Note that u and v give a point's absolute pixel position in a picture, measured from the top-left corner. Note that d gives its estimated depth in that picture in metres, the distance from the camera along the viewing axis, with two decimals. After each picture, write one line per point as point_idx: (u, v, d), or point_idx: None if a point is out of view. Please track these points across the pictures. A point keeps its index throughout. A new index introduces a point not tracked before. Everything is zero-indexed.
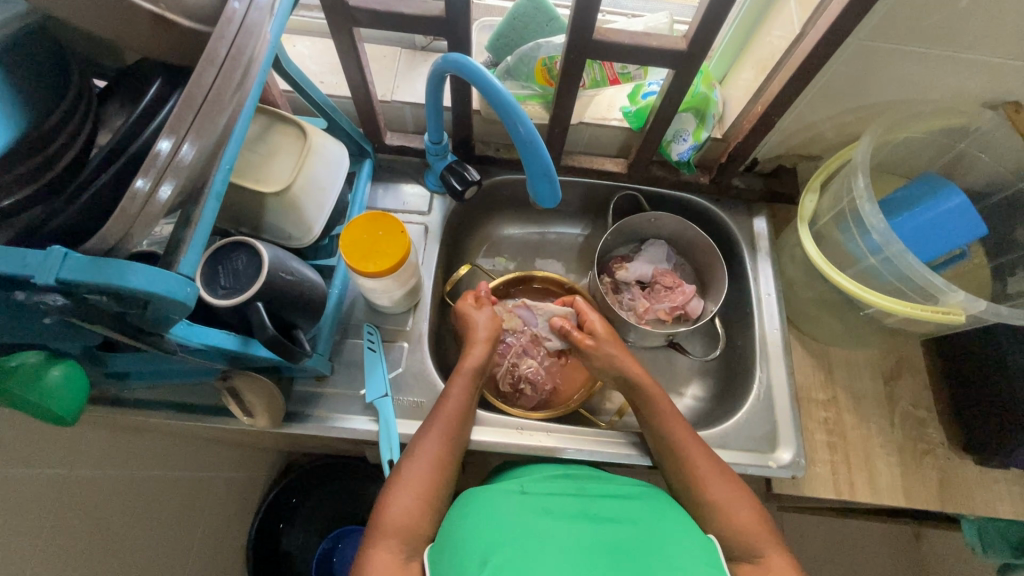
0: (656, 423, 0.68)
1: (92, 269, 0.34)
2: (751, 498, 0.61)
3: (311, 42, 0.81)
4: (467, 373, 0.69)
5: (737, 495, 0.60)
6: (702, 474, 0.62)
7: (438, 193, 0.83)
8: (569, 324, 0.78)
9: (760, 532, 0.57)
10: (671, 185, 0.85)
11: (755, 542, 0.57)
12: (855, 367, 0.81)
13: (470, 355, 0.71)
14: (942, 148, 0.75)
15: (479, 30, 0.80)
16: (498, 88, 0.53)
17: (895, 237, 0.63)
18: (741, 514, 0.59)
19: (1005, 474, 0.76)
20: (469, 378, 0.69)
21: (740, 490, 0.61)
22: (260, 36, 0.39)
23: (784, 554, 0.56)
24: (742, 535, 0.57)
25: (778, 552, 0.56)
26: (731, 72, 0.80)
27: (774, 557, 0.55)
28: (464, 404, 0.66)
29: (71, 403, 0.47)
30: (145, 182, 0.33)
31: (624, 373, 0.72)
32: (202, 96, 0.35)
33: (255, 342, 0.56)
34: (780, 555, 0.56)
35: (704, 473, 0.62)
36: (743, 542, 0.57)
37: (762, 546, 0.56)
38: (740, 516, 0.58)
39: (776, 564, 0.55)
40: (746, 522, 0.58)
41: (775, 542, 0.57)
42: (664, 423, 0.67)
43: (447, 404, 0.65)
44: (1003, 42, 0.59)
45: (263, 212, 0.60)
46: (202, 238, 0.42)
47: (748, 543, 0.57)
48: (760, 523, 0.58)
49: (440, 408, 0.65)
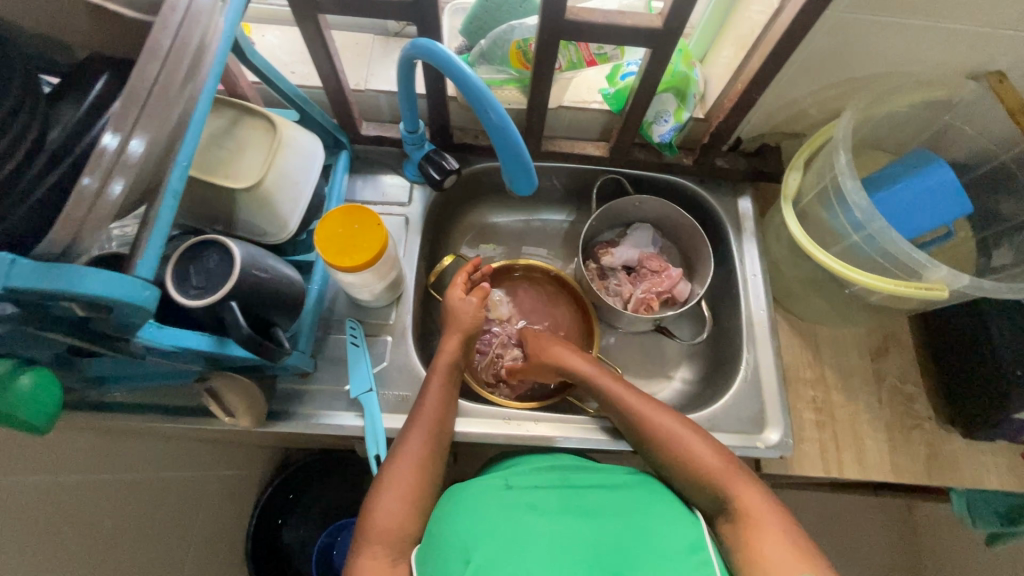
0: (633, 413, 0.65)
1: (42, 274, 0.33)
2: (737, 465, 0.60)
3: (280, 32, 0.79)
4: (443, 371, 0.68)
5: (723, 462, 0.59)
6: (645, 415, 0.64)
7: (417, 183, 0.81)
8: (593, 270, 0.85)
9: (730, 474, 0.58)
10: (654, 167, 0.84)
11: (727, 486, 0.58)
12: (842, 345, 0.81)
13: (443, 350, 0.70)
14: (926, 121, 0.74)
15: (452, 14, 0.78)
16: (466, 73, 0.52)
17: (877, 214, 0.62)
18: (703, 459, 0.60)
19: (992, 447, 0.77)
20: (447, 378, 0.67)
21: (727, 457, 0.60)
22: (208, 24, 0.37)
23: (754, 491, 0.57)
24: (711, 482, 0.59)
25: (748, 490, 0.57)
26: (712, 50, 0.78)
27: (745, 497, 0.56)
28: (446, 403, 0.65)
29: (41, 411, 0.45)
30: (92, 180, 0.32)
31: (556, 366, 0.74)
32: (147, 91, 0.33)
33: (232, 342, 0.54)
34: (748, 490, 0.57)
35: (690, 441, 0.61)
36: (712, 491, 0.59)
37: (732, 488, 0.57)
38: (705, 463, 0.60)
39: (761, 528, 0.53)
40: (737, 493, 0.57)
41: (746, 480, 0.58)
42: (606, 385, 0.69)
43: (428, 405, 0.64)
44: (984, 11, 0.58)
45: (234, 209, 0.59)
46: (161, 239, 0.40)
47: (719, 490, 0.58)
48: (726, 463, 0.60)
49: (421, 409, 0.63)
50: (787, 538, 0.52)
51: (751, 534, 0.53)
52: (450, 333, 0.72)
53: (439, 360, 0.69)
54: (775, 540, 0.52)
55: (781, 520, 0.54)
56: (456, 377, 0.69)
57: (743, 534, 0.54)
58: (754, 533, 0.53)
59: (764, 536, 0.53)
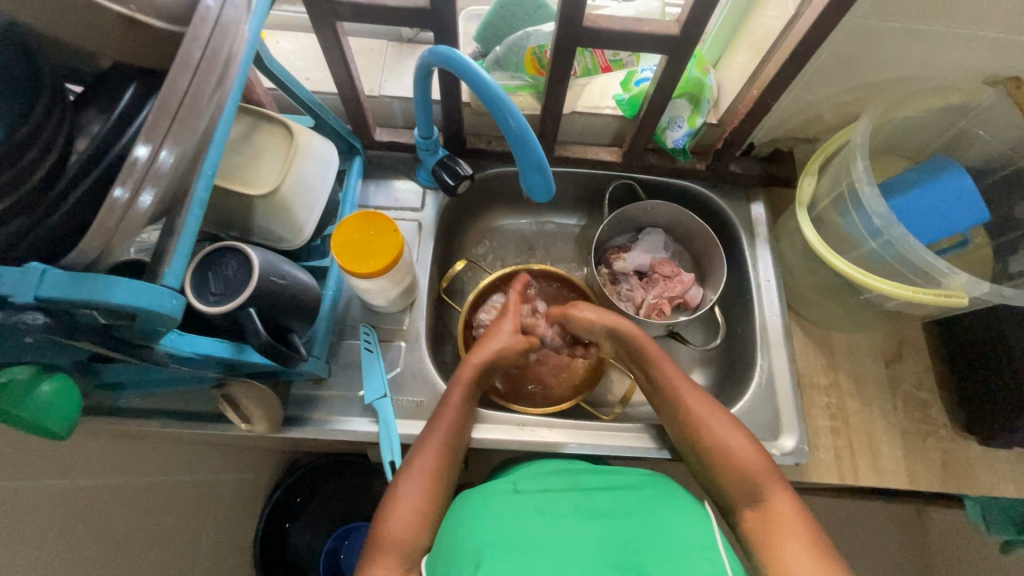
0: (676, 401, 0.65)
1: (72, 285, 0.33)
2: (771, 466, 0.59)
3: (294, 38, 0.80)
4: (466, 382, 0.68)
5: (759, 460, 0.59)
6: (688, 400, 0.64)
7: (430, 188, 0.81)
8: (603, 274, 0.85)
9: (764, 475, 0.58)
10: (666, 172, 0.84)
11: (755, 484, 0.58)
12: (856, 350, 0.81)
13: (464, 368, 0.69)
14: (942, 126, 0.73)
15: (466, 20, 0.78)
16: (485, 80, 0.52)
17: (895, 220, 0.62)
18: (740, 455, 0.59)
19: (1008, 453, 0.76)
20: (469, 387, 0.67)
21: (763, 455, 0.60)
22: (236, 34, 0.37)
23: (785, 495, 0.56)
24: (745, 478, 0.58)
25: (779, 494, 0.56)
26: (726, 55, 0.78)
27: (776, 500, 0.56)
28: (462, 413, 0.65)
29: (63, 418, 0.45)
30: (123, 191, 0.32)
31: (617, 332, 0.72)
32: (177, 102, 0.33)
33: (249, 348, 0.55)
34: (781, 493, 0.56)
35: (728, 436, 0.61)
36: (742, 487, 0.58)
37: (763, 489, 0.57)
38: (743, 459, 0.59)
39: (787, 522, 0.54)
40: (772, 497, 0.56)
41: (781, 485, 0.57)
42: (659, 366, 0.68)
43: (445, 414, 0.64)
44: (1004, 17, 0.58)
45: (251, 216, 0.59)
46: (187, 248, 0.41)
47: (749, 487, 0.58)
48: (762, 462, 0.59)
49: (440, 418, 0.64)
50: (812, 543, 0.52)
51: (773, 533, 0.54)
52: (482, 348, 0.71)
53: (466, 370, 0.68)
54: (799, 545, 0.52)
55: (807, 526, 0.54)
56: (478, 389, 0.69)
57: (763, 530, 0.55)
58: (778, 528, 0.54)
59: (789, 538, 0.53)
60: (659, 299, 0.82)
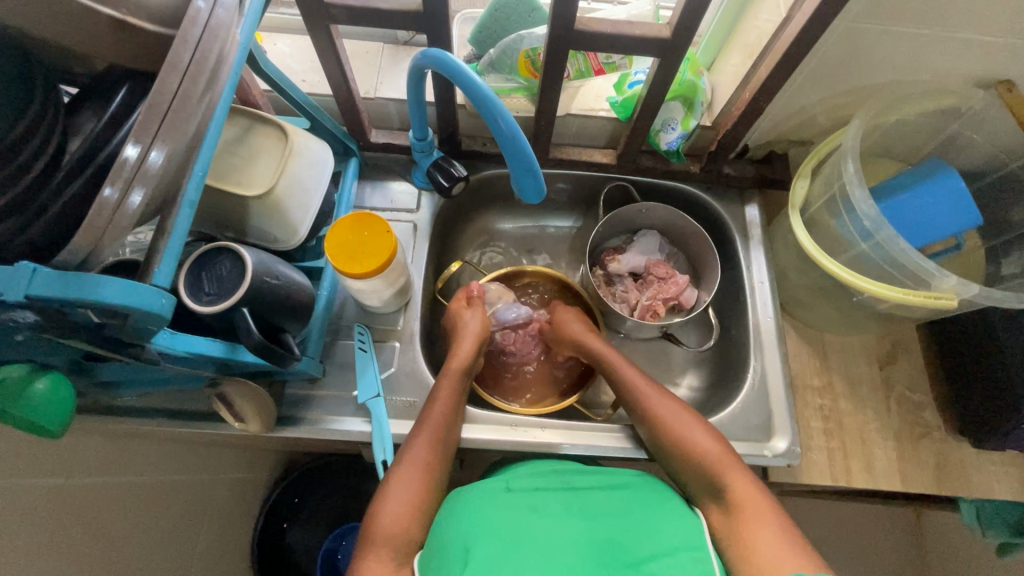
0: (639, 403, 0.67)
1: (62, 284, 0.34)
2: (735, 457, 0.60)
3: (291, 40, 0.80)
4: (454, 375, 0.69)
5: (721, 450, 0.60)
6: (645, 397, 0.66)
7: (426, 190, 0.82)
8: (599, 274, 0.86)
9: (722, 461, 0.59)
10: (661, 174, 0.84)
11: (717, 473, 0.58)
12: (850, 352, 0.81)
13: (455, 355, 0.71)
14: (934, 129, 0.74)
15: (461, 23, 0.79)
16: (475, 81, 0.53)
17: (884, 222, 0.62)
18: (700, 445, 0.60)
19: (1002, 456, 0.76)
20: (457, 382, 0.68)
21: (726, 447, 0.61)
22: (226, 37, 0.38)
23: (748, 481, 0.57)
24: (709, 470, 0.59)
25: (742, 480, 0.57)
26: (720, 58, 0.79)
27: (737, 484, 0.57)
28: (454, 408, 0.66)
29: (59, 415, 0.45)
30: (114, 191, 0.32)
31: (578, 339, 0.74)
32: (166, 104, 0.34)
33: (242, 348, 0.55)
34: (741, 478, 0.57)
35: (688, 431, 0.62)
36: (706, 477, 0.59)
37: (725, 475, 0.58)
38: (704, 452, 0.60)
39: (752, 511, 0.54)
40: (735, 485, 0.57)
41: (742, 470, 0.58)
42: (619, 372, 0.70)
43: (436, 406, 0.65)
44: (993, 21, 0.58)
45: (246, 216, 0.59)
46: (177, 248, 0.41)
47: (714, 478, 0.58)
48: (721, 450, 0.60)
49: (428, 412, 0.64)
50: (776, 527, 0.52)
51: (742, 525, 0.54)
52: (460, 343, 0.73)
53: (452, 363, 0.70)
54: (766, 530, 0.52)
55: (771, 511, 0.54)
56: (466, 385, 0.69)
57: (732, 523, 0.55)
58: (744, 519, 0.54)
59: (753, 522, 0.53)
60: (654, 300, 0.82)
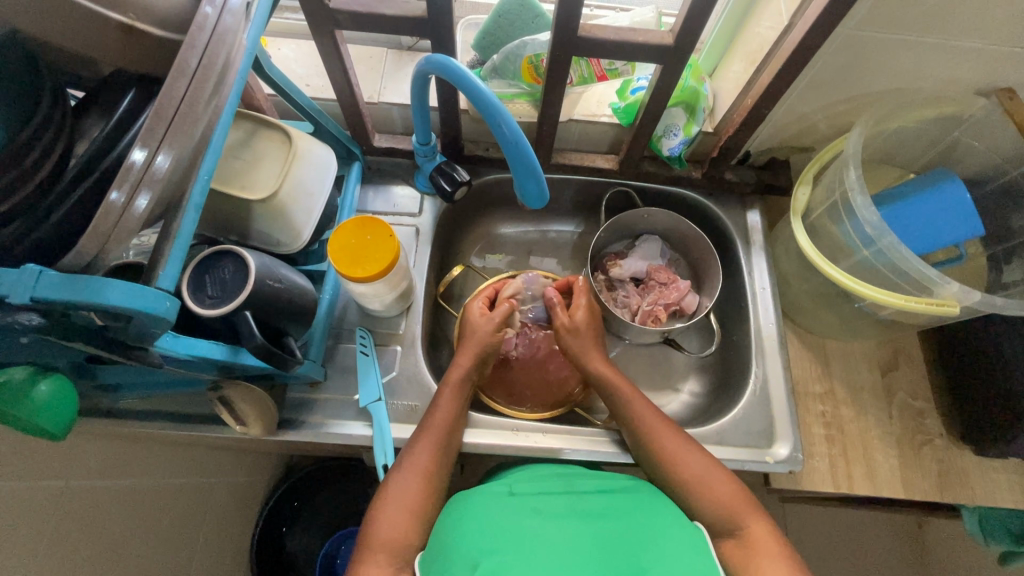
0: (653, 434, 0.65)
1: (67, 287, 0.34)
2: (747, 489, 0.59)
3: (295, 45, 0.81)
4: (454, 384, 0.68)
5: (735, 487, 0.59)
6: (660, 434, 0.64)
7: (428, 194, 0.82)
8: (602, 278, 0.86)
9: (743, 504, 0.58)
10: (662, 179, 0.85)
11: (732, 510, 0.57)
12: (852, 359, 0.81)
13: (458, 364, 0.70)
14: (935, 137, 0.74)
15: (465, 28, 0.80)
16: (481, 89, 0.53)
17: (887, 229, 0.62)
18: (716, 486, 0.59)
19: (1004, 464, 0.76)
20: (459, 391, 0.68)
21: (740, 481, 0.60)
22: (233, 43, 0.38)
23: (765, 523, 0.56)
24: (723, 507, 0.58)
25: (759, 521, 0.56)
26: (721, 65, 0.79)
27: (756, 528, 0.56)
28: (454, 416, 0.66)
29: (59, 419, 0.45)
30: (120, 195, 0.33)
31: (591, 358, 0.73)
32: (173, 109, 0.34)
33: (245, 351, 0.55)
34: (759, 520, 0.56)
35: (710, 474, 0.60)
36: (721, 514, 0.58)
37: (742, 517, 0.57)
38: (718, 492, 0.59)
39: (764, 540, 0.55)
40: (755, 528, 0.56)
41: (759, 512, 0.57)
42: (635, 406, 0.68)
43: (437, 415, 0.65)
44: (995, 29, 0.58)
45: (249, 220, 0.60)
46: (182, 250, 0.41)
47: (728, 515, 0.57)
48: (740, 491, 0.59)
49: (429, 420, 0.64)
50: (790, 564, 0.53)
51: (756, 558, 0.53)
52: (463, 349, 0.72)
53: (452, 373, 0.69)
54: (780, 568, 0.52)
55: (783, 548, 0.54)
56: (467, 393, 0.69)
57: (747, 555, 0.54)
58: (758, 552, 0.54)
59: (770, 561, 0.53)
60: (651, 307, 0.82)
